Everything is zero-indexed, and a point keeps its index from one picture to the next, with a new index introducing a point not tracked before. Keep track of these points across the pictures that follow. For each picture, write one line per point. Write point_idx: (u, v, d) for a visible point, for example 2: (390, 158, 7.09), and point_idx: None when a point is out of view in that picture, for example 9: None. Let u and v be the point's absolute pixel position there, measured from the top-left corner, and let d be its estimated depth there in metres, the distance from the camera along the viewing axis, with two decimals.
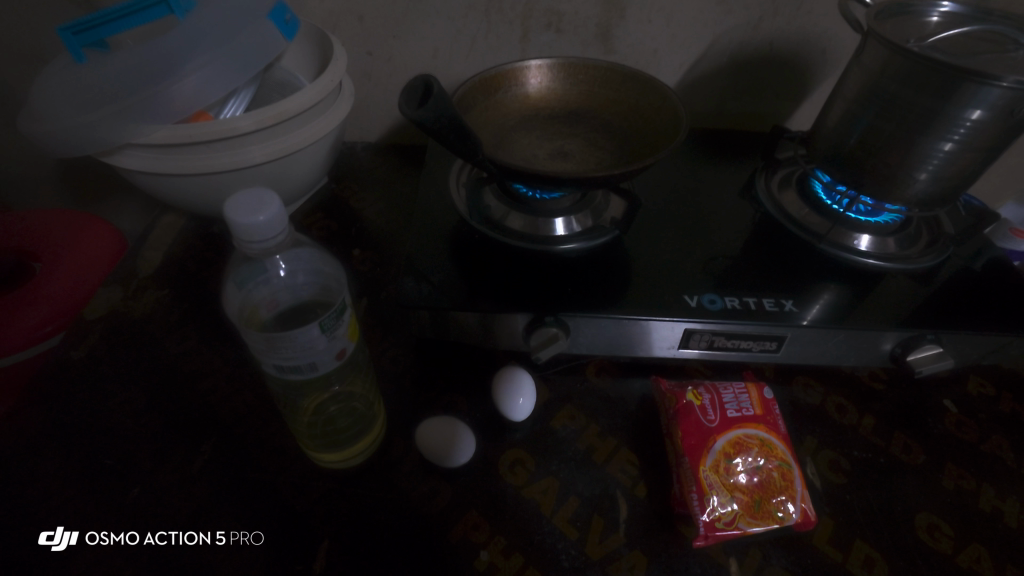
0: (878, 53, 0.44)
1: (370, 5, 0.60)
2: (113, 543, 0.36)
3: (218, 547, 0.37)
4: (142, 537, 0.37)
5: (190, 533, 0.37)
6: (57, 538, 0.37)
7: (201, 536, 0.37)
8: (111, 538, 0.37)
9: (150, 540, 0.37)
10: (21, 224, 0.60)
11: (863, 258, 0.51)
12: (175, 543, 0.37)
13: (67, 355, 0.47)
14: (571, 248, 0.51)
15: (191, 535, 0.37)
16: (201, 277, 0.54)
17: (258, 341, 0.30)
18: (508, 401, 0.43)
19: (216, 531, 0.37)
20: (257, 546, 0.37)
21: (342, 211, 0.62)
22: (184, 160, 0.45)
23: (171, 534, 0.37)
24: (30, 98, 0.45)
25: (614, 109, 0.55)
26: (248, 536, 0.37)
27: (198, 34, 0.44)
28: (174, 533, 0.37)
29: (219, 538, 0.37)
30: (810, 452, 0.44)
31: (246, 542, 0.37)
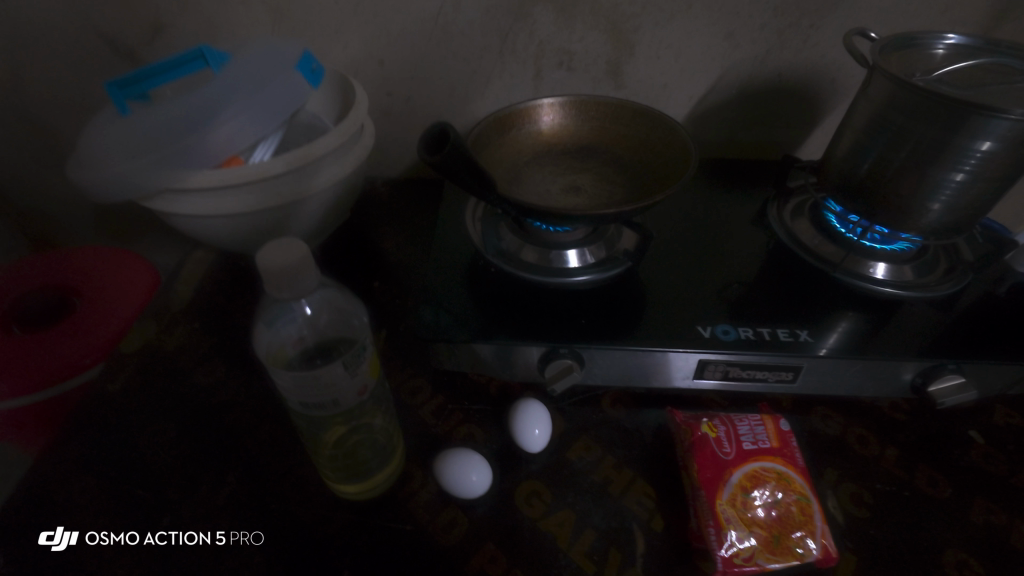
0: (884, 87, 0.45)
1: (390, 51, 0.63)
2: (113, 543, 0.39)
3: (218, 546, 0.39)
4: (142, 537, 0.40)
5: (191, 533, 0.40)
6: (57, 538, 0.39)
7: (201, 536, 0.39)
8: (112, 538, 0.40)
9: (151, 540, 0.39)
10: (63, 262, 0.64)
11: (879, 287, 0.51)
12: (174, 543, 0.39)
13: (105, 387, 0.49)
14: (584, 280, 0.52)
15: (190, 535, 0.40)
16: (229, 310, 0.57)
17: (285, 380, 0.32)
18: (524, 432, 0.44)
19: (216, 531, 0.40)
20: (256, 546, 0.39)
21: (363, 245, 0.64)
22: (218, 203, 0.48)
23: (171, 534, 0.40)
24: (79, 147, 0.49)
25: (625, 143, 0.57)
26: (248, 536, 0.39)
27: (232, 85, 0.48)
28: (173, 533, 0.40)
29: (218, 538, 0.39)
30: (831, 485, 0.43)
31: (245, 542, 0.39)
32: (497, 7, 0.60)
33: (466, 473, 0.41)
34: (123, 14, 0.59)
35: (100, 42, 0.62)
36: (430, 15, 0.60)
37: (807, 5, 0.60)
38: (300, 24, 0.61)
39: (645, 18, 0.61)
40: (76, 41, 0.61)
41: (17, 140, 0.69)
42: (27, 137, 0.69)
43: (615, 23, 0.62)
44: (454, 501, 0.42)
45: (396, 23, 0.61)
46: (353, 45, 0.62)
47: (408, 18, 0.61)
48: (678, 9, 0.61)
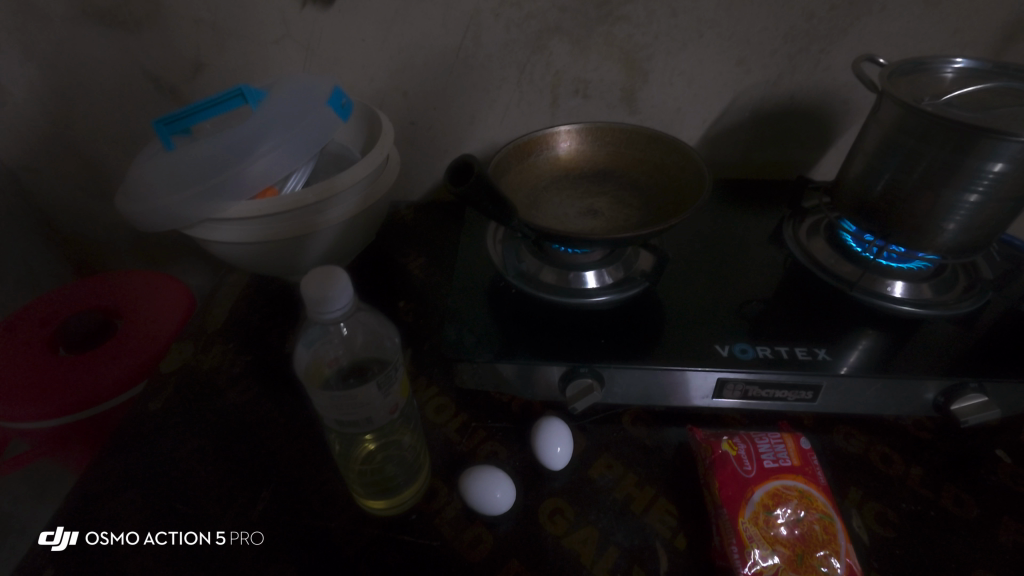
0: (894, 111, 0.46)
1: (414, 83, 0.66)
2: (112, 543, 0.42)
3: (218, 546, 0.42)
4: (140, 537, 0.42)
5: (190, 533, 0.42)
6: (57, 539, 0.42)
7: (201, 536, 0.42)
8: (111, 539, 0.42)
9: (150, 540, 0.42)
10: (106, 286, 0.67)
11: (898, 305, 0.52)
12: (174, 543, 0.42)
13: (146, 406, 0.52)
14: (603, 300, 0.53)
15: (190, 535, 0.42)
16: (261, 331, 0.59)
17: (322, 398, 0.33)
18: (546, 450, 0.45)
19: (215, 531, 0.42)
20: (256, 546, 0.41)
21: (388, 267, 0.66)
22: (254, 231, 0.51)
23: (170, 534, 0.42)
24: (127, 180, 0.52)
25: (641, 167, 0.58)
26: (248, 536, 0.42)
27: (268, 121, 0.51)
28: (173, 533, 0.43)
29: (218, 537, 0.42)
30: (855, 504, 0.43)
31: (245, 541, 0.42)
32: (515, 41, 0.63)
33: (489, 491, 0.42)
34: (167, 55, 0.64)
35: (145, 80, 0.66)
36: (452, 49, 0.64)
37: (817, 31, 0.62)
38: (330, 61, 0.64)
39: (658, 47, 0.64)
40: (123, 80, 0.66)
41: (65, 172, 0.73)
42: (76, 169, 0.73)
43: (629, 53, 0.64)
44: (479, 517, 0.43)
45: (420, 58, 0.64)
46: (379, 78, 0.66)
47: (431, 52, 0.64)
48: (689, 38, 0.63)
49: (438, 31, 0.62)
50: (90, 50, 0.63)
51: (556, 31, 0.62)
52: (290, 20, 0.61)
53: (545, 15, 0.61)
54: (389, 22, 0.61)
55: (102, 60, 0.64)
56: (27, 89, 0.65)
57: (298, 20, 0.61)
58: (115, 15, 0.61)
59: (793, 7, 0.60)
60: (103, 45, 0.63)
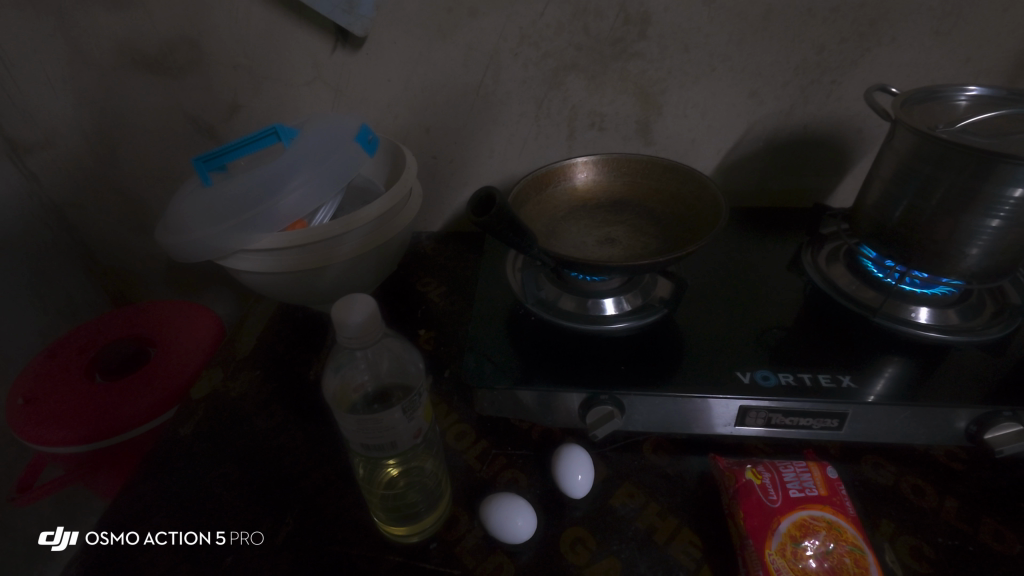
0: (909, 139, 0.47)
1: (437, 119, 0.69)
2: (112, 543, 0.44)
3: (216, 546, 0.44)
4: (140, 537, 0.45)
5: (190, 533, 0.45)
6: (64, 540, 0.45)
7: (200, 536, 0.44)
8: (111, 539, 0.45)
9: (149, 540, 0.45)
10: (141, 316, 0.70)
11: (923, 331, 0.51)
12: (173, 543, 0.44)
13: (176, 431, 0.54)
14: (620, 327, 0.54)
15: (190, 535, 0.45)
16: (287, 358, 0.61)
17: (349, 423, 0.34)
18: (567, 477, 0.44)
19: (215, 531, 0.45)
20: (255, 546, 0.44)
21: (409, 295, 0.68)
22: (283, 261, 0.53)
23: (170, 535, 0.45)
24: (167, 214, 0.55)
25: (657, 196, 0.60)
26: (247, 536, 0.44)
27: (300, 157, 0.53)
28: (174, 534, 0.45)
29: (218, 538, 0.44)
30: (888, 537, 0.42)
31: (245, 542, 0.44)
32: (533, 78, 0.66)
33: (514, 516, 0.42)
34: (206, 97, 0.68)
35: (185, 121, 0.70)
36: (473, 88, 0.67)
37: (828, 63, 0.63)
38: (357, 100, 0.68)
39: (671, 81, 0.66)
40: (165, 122, 0.70)
41: (107, 206, 0.78)
42: (118, 204, 0.78)
43: (644, 87, 0.66)
44: (500, 545, 0.43)
45: (442, 96, 0.67)
46: (403, 115, 0.69)
47: (453, 90, 0.67)
48: (702, 72, 0.65)
49: (459, 70, 0.65)
50: (136, 94, 0.68)
51: (572, 68, 0.65)
52: (321, 63, 0.65)
53: (562, 53, 0.64)
54: (413, 63, 0.65)
55: (146, 103, 0.68)
56: (78, 131, 0.70)
57: (328, 64, 0.65)
58: (161, 63, 0.65)
59: (804, 41, 0.62)
60: (148, 90, 0.67)
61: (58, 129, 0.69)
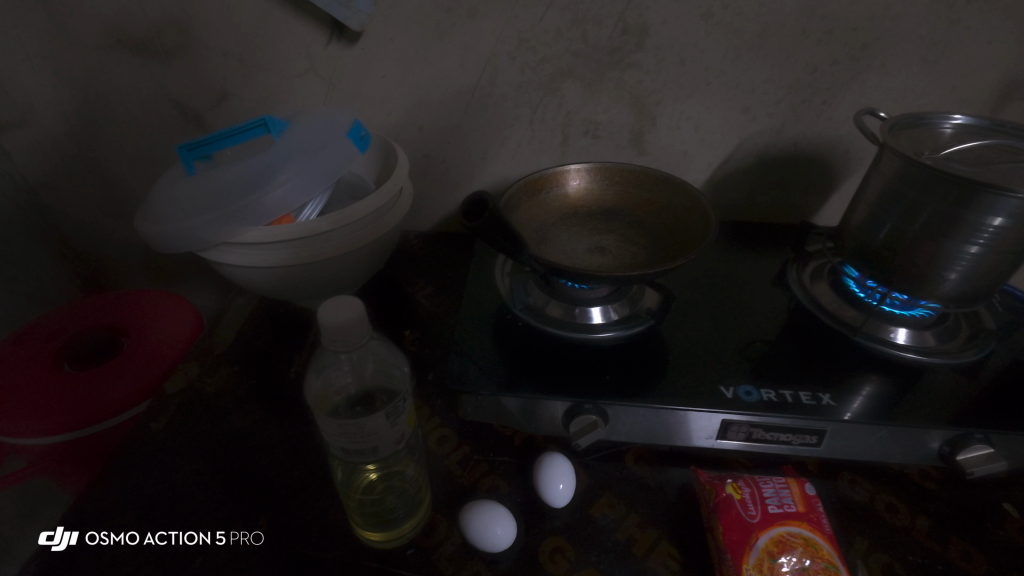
0: (895, 162, 0.48)
1: (430, 119, 0.69)
2: (113, 543, 0.43)
3: (219, 546, 0.42)
4: (141, 537, 0.43)
5: (191, 533, 0.43)
6: (57, 539, 0.42)
7: (201, 536, 0.43)
8: (111, 538, 0.43)
9: (150, 540, 0.43)
10: (117, 304, 0.68)
11: (901, 351, 0.52)
12: (174, 543, 0.43)
13: (148, 426, 0.52)
14: (607, 337, 0.54)
15: (190, 535, 0.43)
16: (267, 354, 0.60)
17: (330, 426, 0.34)
18: (549, 487, 0.44)
19: (216, 531, 0.43)
20: (256, 545, 0.42)
21: (396, 295, 0.67)
22: (266, 256, 0.52)
23: (171, 534, 0.43)
24: (149, 202, 0.53)
25: (648, 208, 0.60)
26: (249, 536, 0.43)
27: (288, 151, 0.52)
28: (173, 534, 0.43)
29: (219, 538, 0.43)
30: (860, 554, 0.42)
31: (246, 541, 0.43)
32: (529, 83, 0.65)
33: (509, 523, 0.42)
34: (193, 83, 0.66)
35: (170, 107, 0.68)
36: (469, 89, 0.66)
37: (819, 84, 0.64)
38: (350, 95, 0.67)
39: (666, 93, 0.66)
40: (150, 106, 0.68)
41: (86, 190, 0.75)
42: (98, 188, 0.75)
43: (639, 98, 0.67)
44: (478, 553, 0.42)
45: (437, 96, 0.67)
46: (396, 113, 0.68)
47: (448, 91, 0.66)
48: (697, 85, 0.65)
49: (455, 71, 0.65)
50: (122, 77, 0.66)
51: (569, 75, 0.65)
52: (315, 56, 0.64)
53: (559, 59, 0.64)
54: (409, 60, 0.64)
55: (131, 87, 0.66)
56: (58, 111, 0.68)
57: (322, 56, 0.64)
58: (149, 46, 0.63)
59: (797, 60, 0.63)
60: (133, 72, 0.65)
61: (36, 108, 0.67)
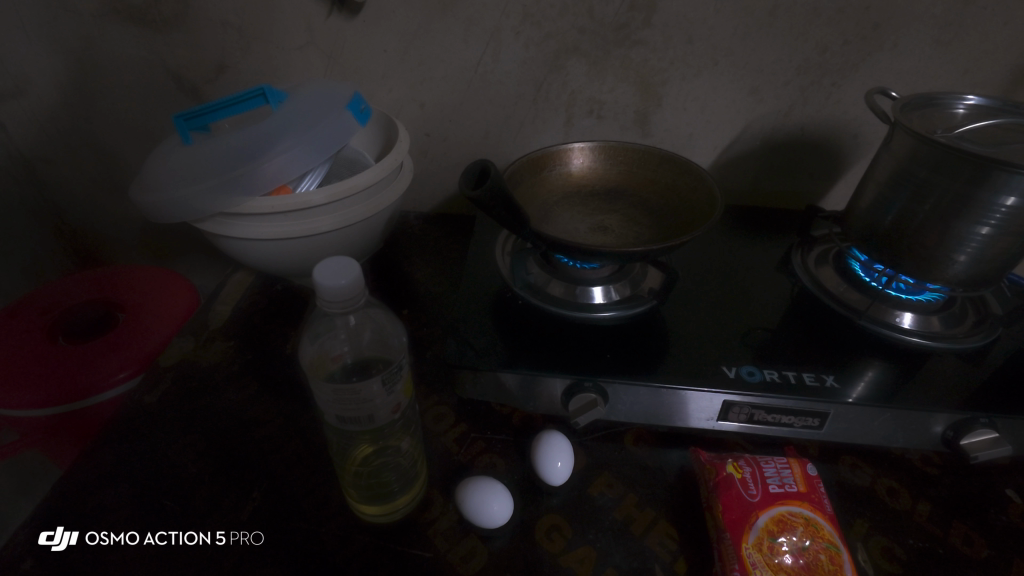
0: (906, 142, 0.47)
1: (432, 96, 0.68)
2: (113, 543, 0.41)
3: (218, 547, 0.40)
4: (141, 537, 0.41)
5: (190, 534, 0.41)
6: (57, 538, 0.40)
7: (201, 536, 0.41)
8: (111, 538, 0.41)
9: (150, 540, 0.41)
10: (112, 279, 0.67)
11: (906, 336, 0.51)
12: (175, 543, 0.40)
13: (141, 398, 0.51)
14: (608, 317, 0.53)
15: (190, 535, 0.41)
16: (264, 330, 0.59)
17: (324, 392, 0.33)
18: (547, 464, 0.44)
19: (216, 532, 0.41)
20: (255, 546, 0.40)
21: (394, 273, 0.66)
22: (262, 228, 0.51)
23: (171, 535, 0.41)
24: (145, 171, 0.52)
25: (652, 187, 0.59)
26: (248, 536, 0.41)
27: (286, 122, 0.51)
28: (174, 534, 0.41)
29: (219, 538, 0.41)
30: (861, 537, 0.42)
31: (245, 542, 0.40)
32: (533, 59, 0.64)
33: (508, 502, 0.42)
34: (191, 55, 0.65)
35: (168, 79, 0.67)
36: (472, 65, 0.65)
37: (829, 65, 0.63)
38: (351, 69, 0.66)
39: (673, 73, 0.65)
40: (147, 78, 0.67)
41: (81, 163, 0.74)
42: (94, 162, 0.74)
43: (645, 77, 0.65)
44: (474, 529, 0.42)
45: (439, 72, 0.66)
46: (397, 89, 0.67)
47: (451, 67, 0.65)
48: (704, 65, 0.64)
49: (458, 46, 0.64)
50: (118, 47, 0.64)
51: (574, 52, 0.64)
52: (315, 28, 0.63)
53: (564, 35, 0.62)
54: (411, 35, 0.63)
55: (128, 57, 0.65)
56: (52, 80, 0.67)
57: (323, 28, 0.63)
58: (145, 14, 0.62)
59: (808, 40, 0.62)
60: (130, 42, 0.64)
61: (31, 78, 0.66)
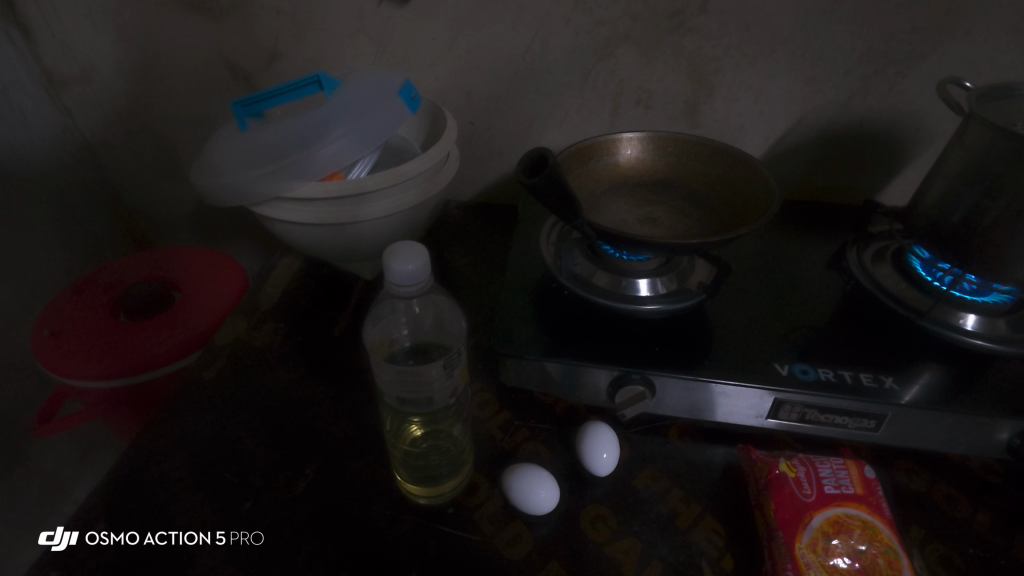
0: (982, 135, 0.45)
1: (478, 84, 0.68)
2: (113, 543, 0.40)
3: (218, 547, 0.40)
4: (141, 537, 0.41)
5: (190, 534, 0.41)
6: (57, 538, 0.40)
7: (201, 536, 0.41)
8: (111, 538, 0.41)
9: (150, 540, 0.41)
10: (166, 259, 0.70)
11: (969, 339, 0.49)
12: (174, 543, 0.40)
13: (199, 375, 0.53)
14: (652, 310, 0.52)
15: (190, 535, 0.41)
16: (312, 313, 0.60)
17: (387, 372, 0.34)
18: (592, 455, 0.44)
19: (216, 532, 0.41)
20: (256, 546, 0.40)
21: (437, 261, 0.67)
22: (315, 213, 0.52)
23: (171, 535, 0.41)
24: (204, 156, 0.54)
25: (701, 179, 0.57)
26: (248, 536, 0.41)
27: (341, 109, 0.52)
28: (174, 533, 0.41)
29: (219, 538, 0.41)
30: (917, 543, 0.41)
31: (245, 542, 0.40)
32: (582, 47, 0.63)
33: (551, 488, 0.42)
34: (246, 42, 0.66)
35: (223, 66, 0.69)
36: (520, 53, 0.64)
37: (894, 54, 0.60)
38: (400, 57, 0.66)
39: (726, 61, 0.63)
40: (203, 65, 0.69)
41: (140, 148, 0.77)
42: (151, 146, 0.77)
43: (697, 65, 0.64)
44: (520, 515, 0.42)
45: (486, 60, 0.65)
46: (444, 77, 0.67)
47: (499, 54, 0.65)
48: (760, 53, 0.62)
49: (507, 33, 0.63)
50: (178, 35, 0.66)
51: (624, 40, 0.62)
52: (366, 15, 0.63)
53: (616, 23, 0.61)
54: (460, 22, 0.63)
55: (187, 45, 0.67)
56: (115, 67, 0.69)
57: (374, 16, 0.63)
58: (204, 2, 0.64)
59: (872, 27, 0.59)
60: (189, 30, 0.66)
61: (97, 64, 0.69)
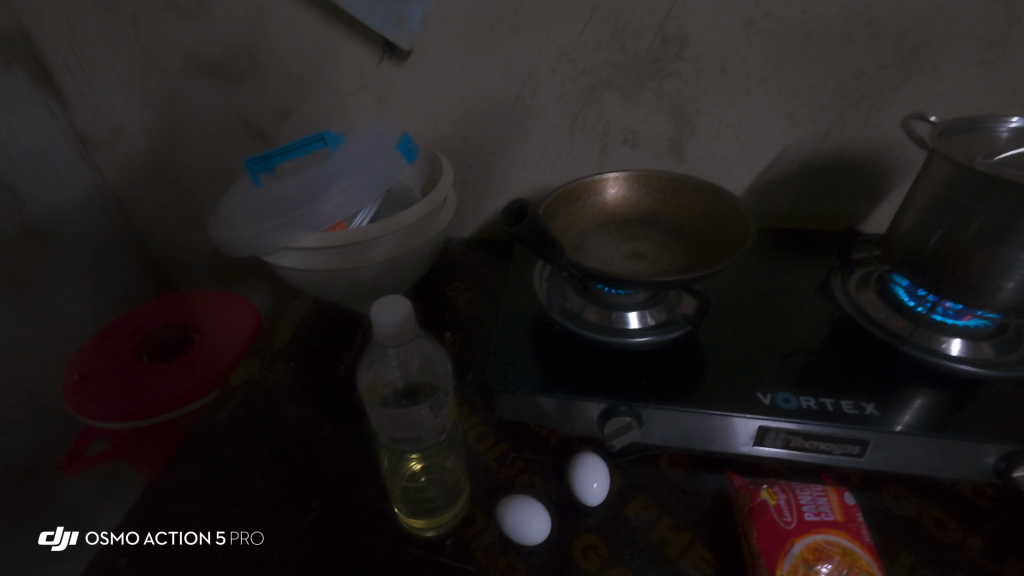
0: (944, 168, 0.47)
1: (474, 131, 0.72)
2: (113, 543, 0.45)
3: (216, 546, 0.45)
4: (140, 537, 0.46)
5: (190, 534, 0.46)
6: None
7: (200, 536, 0.46)
8: (112, 538, 0.46)
9: (150, 540, 0.46)
10: (187, 302, 0.74)
11: (955, 364, 0.50)
12: (173, 542, 0.45)
13: (214, 414, 0.57)
14: (643, 341, 0.54)
15: (190, 535, 0.46)
16: (321, 352, 0.64)
17: (379, 414, 0.37)
18: (583, 486, 0.45)
19: (215, 531, 0.46)
20: (254, 545, 0.45)
21: (438, 298, 0.70)
22: (321, 260, 0.56)
23: (170, 535, 0.46)
24: (220, 210, 0.58)
25: (686, 216, 0.60)
26: (247, 536, 0.45)
27: (343, 163, 0.56)
28: (173, 534, 0.46)
29: (218, 538, 0.46)
30: (905, 570, 0.41)
31: (244, 541, 0.45)
32: (568, 94, 0.67)
33: (540, 519, 0.43)
34: (259, 103, 0.72)
35: (238, 124, 0.75)
36: (511, 101, 0.69)
37: (867, 89, 0.63)
38: (400, 109, 0.71)
39: (706, 101, 0.66)
40: (220, 124, 0.75)
41: (163, 200, 0.83)
42: (173, 198, 0.83)
43: (679, 106, 0.67)
44: (514, 546, 0.44)
45: (480, 109, 0.70)
46: (442, 126, 0.72)
47: (491, 103, 0.69)
48: (738, 93, 0.65)
49: (498, 84, 0.68)
50: (197, 98, 0.72)
51: (607, 86, 0.66)
52: (367, 74, 0.68)
53: (598, 71, 0.65)
54: (454, 76, 0.68)
55: (205, 106, 0.73)
56: (141, 129, 0.75)
57: (374, 74, 0.68)
58: (220, 69, 0.70)
59: (843, 65, 0.62)
60: (208, 94, 0.72)
61: (125, 127, 0.75)
